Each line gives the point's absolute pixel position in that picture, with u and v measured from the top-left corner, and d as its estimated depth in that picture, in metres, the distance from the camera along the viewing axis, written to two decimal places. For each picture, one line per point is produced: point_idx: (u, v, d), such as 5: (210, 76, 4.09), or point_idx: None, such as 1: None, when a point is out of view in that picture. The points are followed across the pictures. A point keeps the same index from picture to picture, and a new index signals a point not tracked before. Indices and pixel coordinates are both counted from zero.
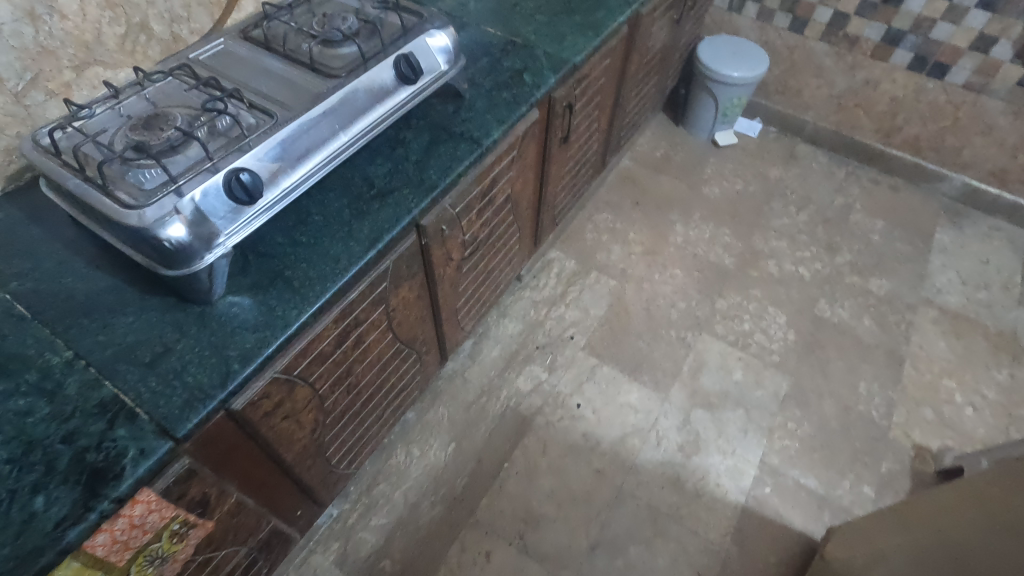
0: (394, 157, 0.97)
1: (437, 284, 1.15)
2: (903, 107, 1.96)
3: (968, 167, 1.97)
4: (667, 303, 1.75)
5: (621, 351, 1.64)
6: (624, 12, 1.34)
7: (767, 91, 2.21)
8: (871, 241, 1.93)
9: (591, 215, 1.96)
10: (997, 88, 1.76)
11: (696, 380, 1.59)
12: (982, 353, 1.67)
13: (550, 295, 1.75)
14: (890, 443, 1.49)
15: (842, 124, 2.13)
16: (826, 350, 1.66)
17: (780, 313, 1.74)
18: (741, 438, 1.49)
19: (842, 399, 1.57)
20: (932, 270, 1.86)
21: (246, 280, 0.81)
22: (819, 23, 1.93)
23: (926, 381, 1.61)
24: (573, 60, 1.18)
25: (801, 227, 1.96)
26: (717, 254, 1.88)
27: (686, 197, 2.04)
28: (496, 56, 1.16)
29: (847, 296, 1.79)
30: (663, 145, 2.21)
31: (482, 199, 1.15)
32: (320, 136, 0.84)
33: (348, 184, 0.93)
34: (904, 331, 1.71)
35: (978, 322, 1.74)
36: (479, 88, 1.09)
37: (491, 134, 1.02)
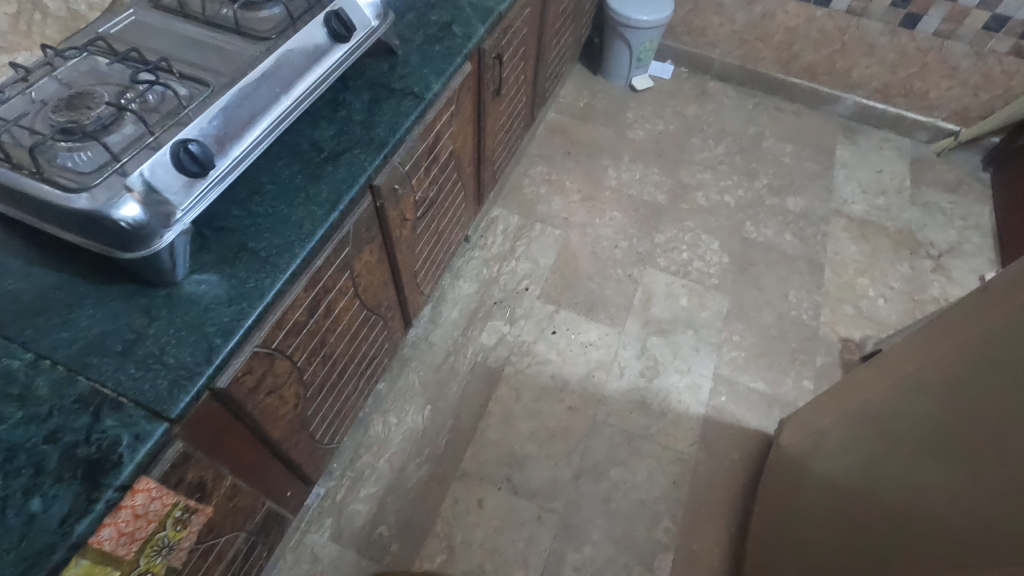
0: (338, 118, 0.95)
1: (395, 246, 1.15)
2: (797, 35, 2.11)
3: (857, 87, 2.17)
4: (611, 244, 1.83)
5: (575, 294, 1.71)
6: None
7: (675, 33, 2.30)
8: (783, 163, 2.09)
9: (526, 169, 1.99)
10: (876, 10, 1.93)
11: (648, 310, 1.69)
12: (887, 250, 1.88)
13: (500, 252, 1.78)
14: (821, 340, 1.66)
15: (745, 58, 2.26)
16: (758, 266, 1.81)
17: (713, 239, 1.87)
18: (694, 356, 1.61)
19: (776, 307, 1.72)
20: (838, 184, 2.05)
21: (209, 257, 0.78)
22: None
23: (844, 281, 1.79)
24: (498, 9, 1.19)
25: (720, 158, 2.09)
26: (650, 193, 1.97)
27: (614, 142, 2.11)
28: (421, 10, 1.15)
29: (769, 216, 1.94)
30: (585, 94, 2.26)
31: (428, 156, 1.15)
32: (263, 102, 0.81)
33: (296, 150, 0.90)
34: (821, 241, 1.89)
35: (881, 224, 1.95)
36: (410, 43, 1.08)
37: (431, 87, 1.02)
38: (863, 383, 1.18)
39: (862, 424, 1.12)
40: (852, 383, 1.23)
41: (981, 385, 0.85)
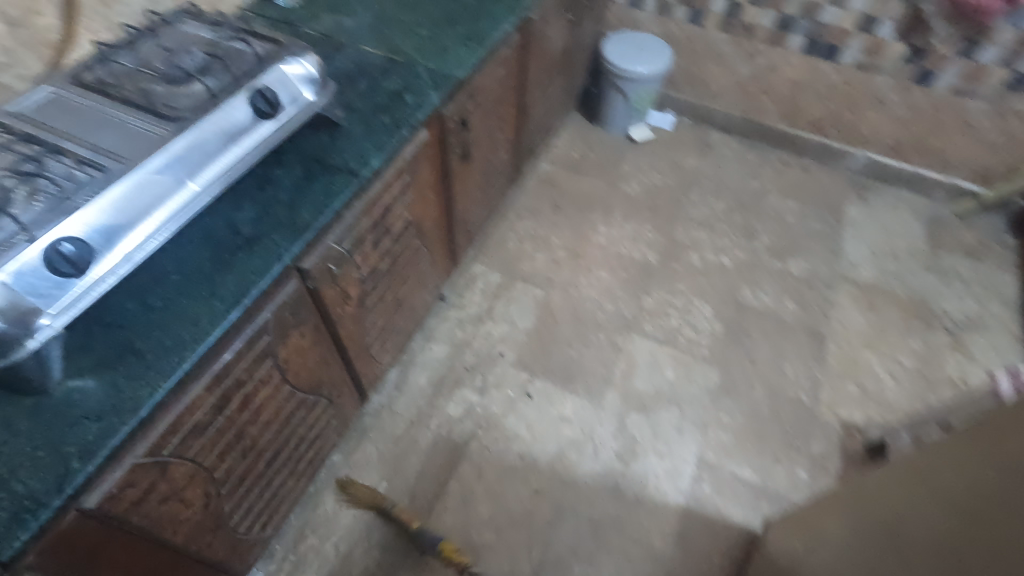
0: (262, 198, 0.89)
1: (336, 325, 1.07)
2: (803, 89, 2.01)
3: (869, 142, 2.05)
4: (594, 306, 1.73)
5: (552, 361, 1.61)
6: (510, 19, 1.26)
7: (676, 83, 2.22)
8: (786, 222, 1.97)
9: (512, 224, 1.92)
10: (886, 66, 1.83)
11: (629, 382, 1.57)
12: (897, 322, 1.73)
13: (476, 313, 1.70)
14: (819, 423, 1.52)
15: (749, 110, 2.17)
16: (752, 336, 1.68)
17: (704, 304, 1.75)
18: (676, 437, 1.48)
19: (770, 383, 1.59)
20: (845, 246, 1.91)
21: (91, 358, 0.72)
22: (715, 14, 1.96)
23: (847, 356, 1.65)
24: (457, 75, 1.13)
25: (719, 215, 1.98)
26: (641, 251, 1.87)
27: (606, 195, 2.03)
28: (375, 77, 1.10)
29: (768, 279, 1.81)
30: (579, 144, 2.19)
31: (375, 229, 1.08)
32: (164, 189, 0.76)
33: (209, 234, 0.84)
34: (824, 310, 1.75)
35: (891, 292, 1.80)
36: (356, 113, 1.02)
37: (369, 163, 0.95)
38: (867, 486, 1.00)
39: (858, 535, 0.95)
40: (858, 482, 1.04)
41: (972, 542, 0.66)
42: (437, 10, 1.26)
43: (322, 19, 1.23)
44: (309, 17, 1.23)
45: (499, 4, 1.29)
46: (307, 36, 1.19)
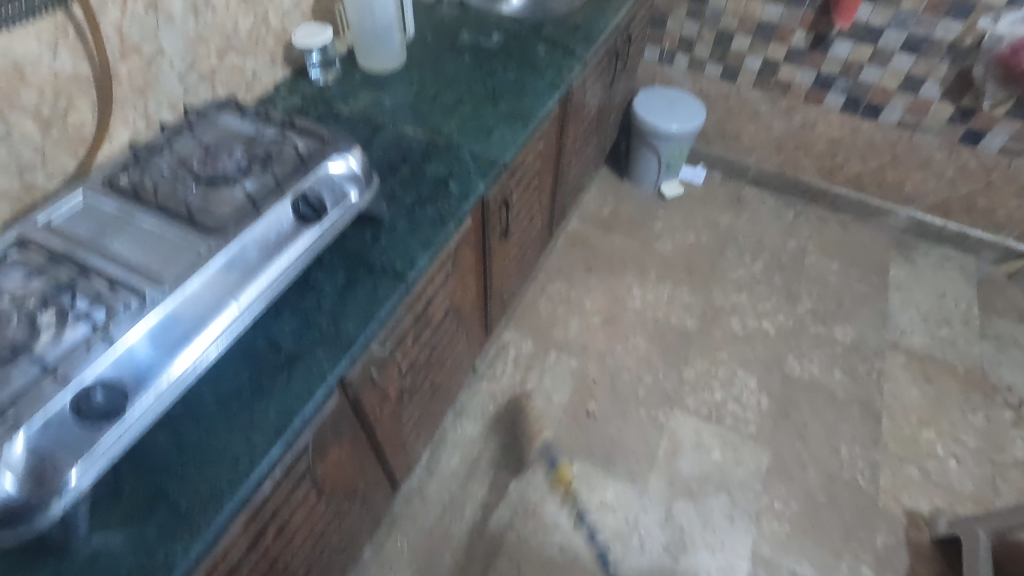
0: (304, 307, 0.83)
1: (374, 428, 1.00)
2: (842, 146, 1.95)
3: (911, 200, 1.97)
4: (633, 378, 1.65)
5: (590, 440, 1.52)
6: (554, 95, 1.22)
7: (707, 137, 2.17)
8: (828, 284, 1.89)
9: (542, 286, 1.85)
10: (931, 125, 1.77)
11: (674, 465, 1.48)
12: (955, 395, 1.63)
13: (509, 385, 1.62)
14: (881, 511, 1.41)
15: (784, 166, 2.11)
16: (802, 412, 1.59)
17: (749, 376, 1.66)
18: (728, 528, 1.38)
19: (825, 466, 1.49)
20: (893, 310, 1.83)
21: (119, 510, 0.64)
22: (750, 71, 1.92)
23: (906, 435, 1.55)
24: (503, 158, 1.07)
25: (757, 276, 1.91)
26: (678, 316, 1.80)
27: (639, 256, 1.96)
28: (417, 162, 1.04)
29: (814, 348, 1.73)
30: (609, 200, 2.13)
31: (417, 324, 1.01)
32: (203, 312, 0.69)
33: (248, 352, 0.77)
34: (876, 382, 1.66)
35: (946, 361, 1.71)
36: (399, 205, 0.97)
37: (416, 263, 0.89)
38: None
39: None
40: None
41: None
42: (478, 85, 1.22)
43: (359, 97, 1.19)
44: (346, 95, 1.19)
45: (541, 78, 1.25)
46: (345, 116, 1.15)
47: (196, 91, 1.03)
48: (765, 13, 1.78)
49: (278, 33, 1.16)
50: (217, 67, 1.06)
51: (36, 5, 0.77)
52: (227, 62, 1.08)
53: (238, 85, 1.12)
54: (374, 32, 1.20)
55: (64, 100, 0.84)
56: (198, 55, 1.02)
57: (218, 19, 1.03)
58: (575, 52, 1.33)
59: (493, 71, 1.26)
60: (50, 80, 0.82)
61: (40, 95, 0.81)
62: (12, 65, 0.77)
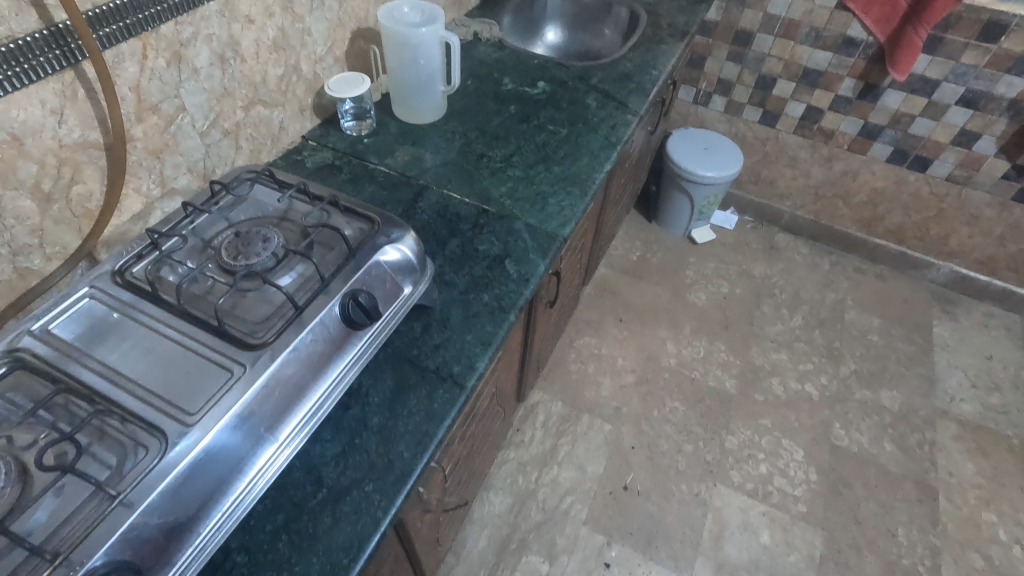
0: (348, 423, 0.70)
1: (415, 543, 0.87)
2: (884, 197, 1.87)
3: (955, 255, 1.89)
4: (672, 447, 1.53)
5: (628, 519, 1.40)
6: (610, 156, 1.11)
7: (740, 181, 2.08)
8: (871, 343, 1.79)
9: (571, 341, 1.73)
10: (983, 180, 1.68)
11: (720, 550, 1.36)
12: (1013, 472, 1.53)
13: (538, 454, 1.50)
14: None
15: (821, 214, 2.01)
16: (853, 489, 1.48)
17: (795, 446, 1.55)
18: None
19: (882, 552, 1.38)
20: (940, 373, 1.73)
21: None
22: (791, 117, 1.83)
23: (965, 517, 1.44)
24: (562, 232, 0.96)
25: (797, 333, 1.80)
26: (716, 376, 1.68)
27: (672, 307, 1.85)
28: (468, 236, 0.93)
29: (861, 415, 1.62)
30: (638, 245, 2.03)
31: (464, 421, 0.89)
32: (238, 455, 0.57)
33: (282, 485, 0.65)
34: (928, 455, 1.55)
35: (1000, 433, 1.61)
36: (451, 290, 0.85)
37: (475, 365, 0.77)
38: None
39: None
40: None
41: None
42: (527, 143, 1.12)
43: (397, 153, 1.07)
44: (382, 150, 1.08)
45: (595, 136, 1.15)
46: (382, 175, 1.03)
47: (219, 149, 0.91)
48: (811, 59, 1.70)
49: (309, 80, 1.05)
50: (242, 121, 0.94)
51: (41, 65, 0.64)
52: (254, 115, 0.96)
53: (264, 139, 1.00)
54: (416, 81, 1.09)
55: (69, 170, 0.72)
56: (222, 109, 0.89)
57: (247, 69, 0.91)
58: (628, 106, 1.23)
59: (543, 127, 1.16)
60: (53, 149, 0.69)
61: (41, 167, 0.69)
62: (10, 135, 0.64)
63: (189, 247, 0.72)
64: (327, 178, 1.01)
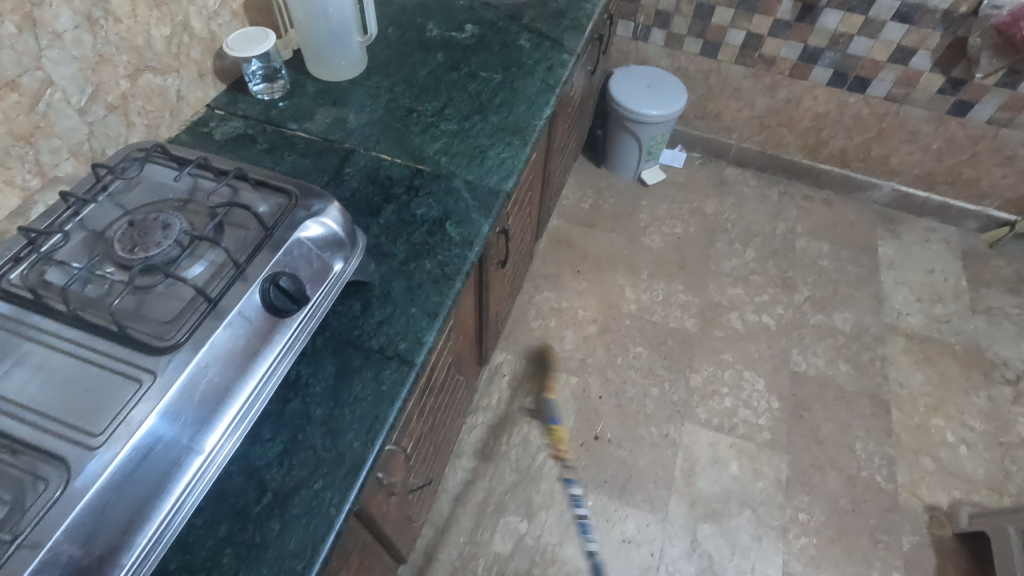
0: (290, 418, 0.64)
1: (384, 526, 0.83)
2: (827, 122, 1.86)
3: (895, 174, 1.92)
4: (638, 392, 1.53)
5: (602, 467, 1.41)
6: (549, 101, 1.04)
7: (686, 117, 2.03)
8: (822, 268, 1.82)
9: (530, 297, 1.70)
10: (919, 97, 1.70)
11: (692, 485, 1.40)
12: (957, 376, 1.61)
13: (507, 415, 1.48)
14: (903, 510, 1.38)
15: (767, 144, 2.00)
16: (813, 411, 1.53)
17: (756, 376, 1.58)
18: (755, 549, 1.32)
19: (843, 467, 1.44)
20: (888, 290, 1.78)
21: None
22: (732, 46, 1.79)
23: (916, 425, 1.52)
24: (504, 187, 0.89)
25: (751, 266, 1.82)
26: (677, 317, 1.69)
27: (628, 252, 1.83)
28: (403, 200, 0.86)
29: (816, 339, 1.66)
30: (589, 192, 1.98)
31: (421, 397, 0.85)
32: (159, 473, 0.51)
33: (221, 494, 0.59)
34: (880, 370, 1.61)
35: (944, 341, 1.68)
36: (390, 261, 0.79)
37: (423, 339, 0.71)
38: None
39: None
40: None
41: None
42: (459, 94, 1.03)
43: (317, 116, 0.98)
44: (300, 114, 0.98)
45: (531, 80, 1.07)
46: (302, 141, 0.93)
47: (105, 126, 0.80)
48: None
49: (204, 40, 0.93)
50: (130, 92, 0.82)
51: None
52: (143, 84, 0.84)
53: (159, 111, 0.88)
54: (328, 34, 0.98)
55: None
56: (102, 80, 0.78)
57: (125, 31, 0.79)
58: (564, 45, 1.15)
59: (475, 75, 1.07)
60: None
61: None
62: None
63: (78, 242, 0.63)
64: (240, 150, 0.91)
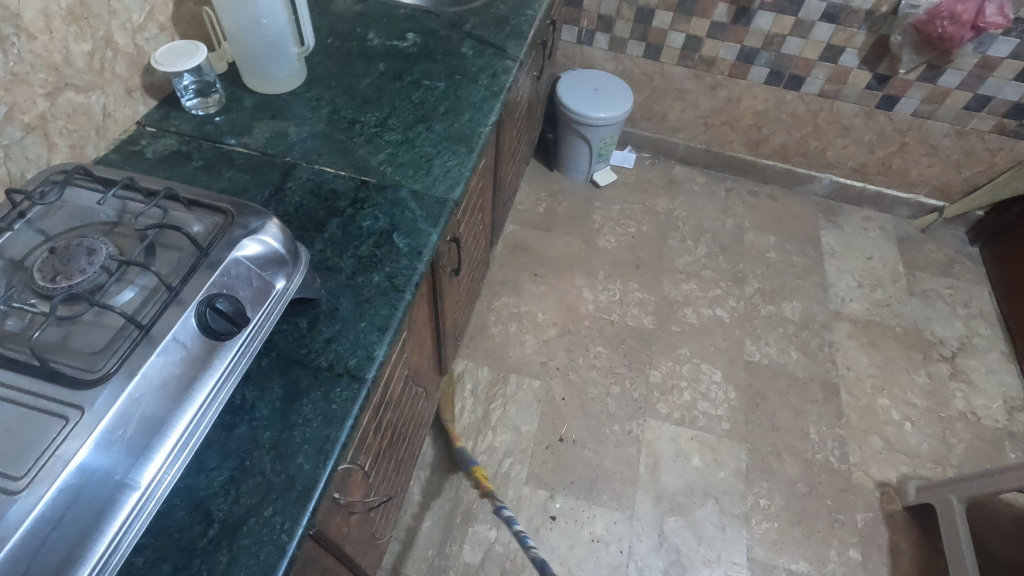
0: (236, 446, 0.62)
1: (345, 548, 0.81)
2: (766, 119, 1.93)
3: (833, 167, 2.00)
4: (600, 391, 1.55)
5: (568, 469, 1.42)
6: (494, 108, 1.04)
7: (633, 119, 2.07)
8: (770, 260, 1.89)
9: (489, 303, 1.70)
10: (849, 93, 1.78)
11: (657, 480, 1.42)
12: (899, 357, 1.69)
13: (471, 423, 1.47)
14: (857, 490, 1.44)
15: (712, 142, 2.06)
16: (769, 399, 1.57)
17: (713, 369, 1.62)
18: (721, 538, 1.35)
19: (799, 452, 1.49)
20: (832, 279, 1.86)
21: None
22: (673, 48, 1.83)
23: (864, 406, 1.58)
24: (451, 196, 0.89)
25: (703, 261, 1.87)
26: (634, 316, 1.72)
27: (584, 254, 1.85)
28: (348, 213, 0.84)
29: (768, 330, 1.72)
30: (543, 196, 1.99)
31: (377, 412, 0.83)
32: (91, 514, 0.48)
33: (163, 530, 0.57)
34: (828, 355, 1.68)
35: (885, 324, 1.76)
36: (337, 277, 0.77)
37: (373, 355, 0.70)
38: None
39: None
40: None
41: None
42: (403, 103, 1.02)
43: (256, 130, 0.95)
44: (237, 128, 0.95)
45: (475, 88, 1.07)
46: (241, 157, 0.90)
47: (23, 148, 0.75)
48: None
49: (130, 55, 0.89)
50: (49, 112, 0.78)
51: None
52: (64, 103, 0.80)
53: (84, 131, 0.84)
54: (264, 46, 0.96)
55: None
56: (17, 99, 0.73)
57: (40, 48, 0.75)
58: (507, 52, 1.16)
59: (418, 84, 1.07)
60: None
61: None
62: None
63: None
64: (174, 169, 0.88)
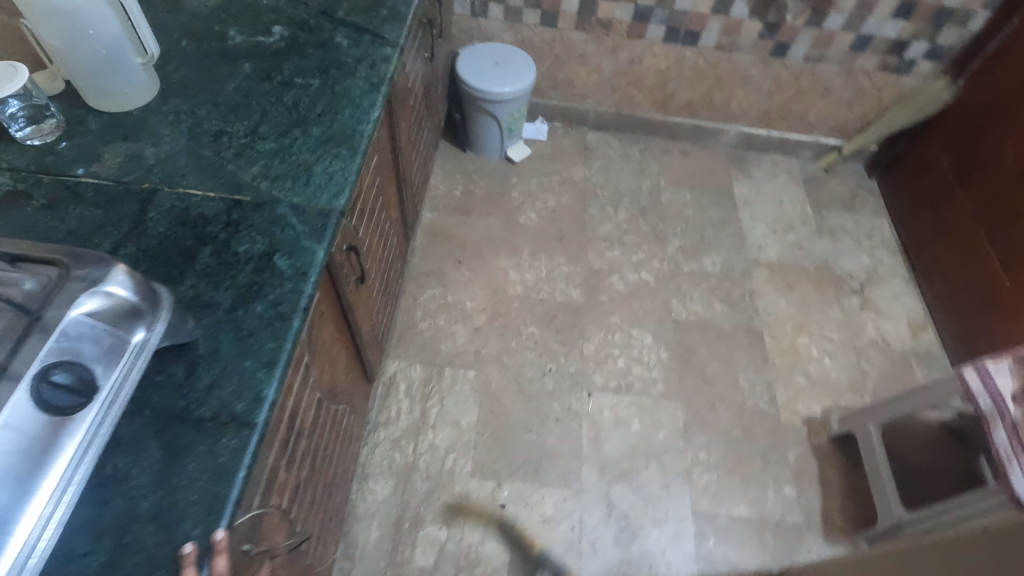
0: (112, 523, 0.56)
1: None
2: (670, 77, 1.93)
3: (738, 118, 2.04)
4: (537, 370, 1.55)
5: (513, 454, 1.41)
6: (376, 101, 0.97)
7: (540, 88, 2.03)
8: (688, 217, 1.92)
9: (414, 298, 1.64)
10: (744, 44, 1.80)
11: (600, 450, 1.44)
12: (814, 295, 1.77)
13: (409, 425, 1.44)
14: (787, 428, 1.51)
15: (620, 104, 2.05)
16: (699, 354, 1.62)
17: (644, 332, 1.65)
18: (666, 497, 1.39)
19: (731, 401, 1.54)
20: (747, 228, 1.91)
21: None
22: (569, 14, 1.79)
23: (786, 346, 1.66)
24: (334, 204, 0.83)
25: (624, 226, 1.87)
26: (563, 290, 1.71)
27: (506, 233, 1.82)
28: (221, 239, 0.77)
29: (692, 286, 1.75)
30: (458, 179, 1.94)
31: (286, 447, 0.78)
32: None
33: None
34: (750, 303, 1.74)
35: (799, 265, 1.84)
36: (213, 313, 0.70)
37: (261, 395, 0.65)
38: None
39: None
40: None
41: None
42: (275, 107, 0.94)
43: (107, 155, 0.85)
44: (84, 155, 0.84)
45: (354, 80, 1.00)
46: (91, 189, 0.81)
47: None
48: None
49: None
50: None
51: None
52: None
53: None
54: (99, 60, 0.85)
55: None
56: None
57: None
58: (385, 37, 1.08)
59: (290, 82, 0.98)
60: None
61: None
62: None
63: None
64: (10, 212, 0.77)
